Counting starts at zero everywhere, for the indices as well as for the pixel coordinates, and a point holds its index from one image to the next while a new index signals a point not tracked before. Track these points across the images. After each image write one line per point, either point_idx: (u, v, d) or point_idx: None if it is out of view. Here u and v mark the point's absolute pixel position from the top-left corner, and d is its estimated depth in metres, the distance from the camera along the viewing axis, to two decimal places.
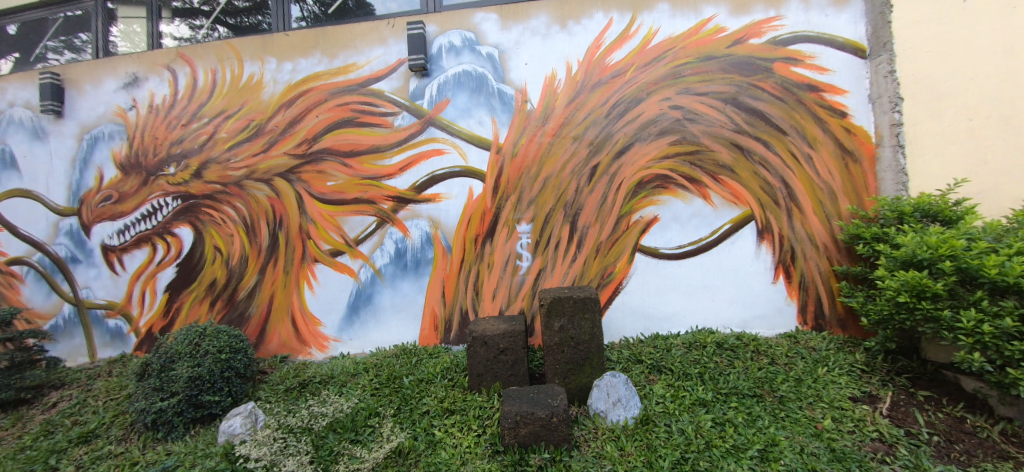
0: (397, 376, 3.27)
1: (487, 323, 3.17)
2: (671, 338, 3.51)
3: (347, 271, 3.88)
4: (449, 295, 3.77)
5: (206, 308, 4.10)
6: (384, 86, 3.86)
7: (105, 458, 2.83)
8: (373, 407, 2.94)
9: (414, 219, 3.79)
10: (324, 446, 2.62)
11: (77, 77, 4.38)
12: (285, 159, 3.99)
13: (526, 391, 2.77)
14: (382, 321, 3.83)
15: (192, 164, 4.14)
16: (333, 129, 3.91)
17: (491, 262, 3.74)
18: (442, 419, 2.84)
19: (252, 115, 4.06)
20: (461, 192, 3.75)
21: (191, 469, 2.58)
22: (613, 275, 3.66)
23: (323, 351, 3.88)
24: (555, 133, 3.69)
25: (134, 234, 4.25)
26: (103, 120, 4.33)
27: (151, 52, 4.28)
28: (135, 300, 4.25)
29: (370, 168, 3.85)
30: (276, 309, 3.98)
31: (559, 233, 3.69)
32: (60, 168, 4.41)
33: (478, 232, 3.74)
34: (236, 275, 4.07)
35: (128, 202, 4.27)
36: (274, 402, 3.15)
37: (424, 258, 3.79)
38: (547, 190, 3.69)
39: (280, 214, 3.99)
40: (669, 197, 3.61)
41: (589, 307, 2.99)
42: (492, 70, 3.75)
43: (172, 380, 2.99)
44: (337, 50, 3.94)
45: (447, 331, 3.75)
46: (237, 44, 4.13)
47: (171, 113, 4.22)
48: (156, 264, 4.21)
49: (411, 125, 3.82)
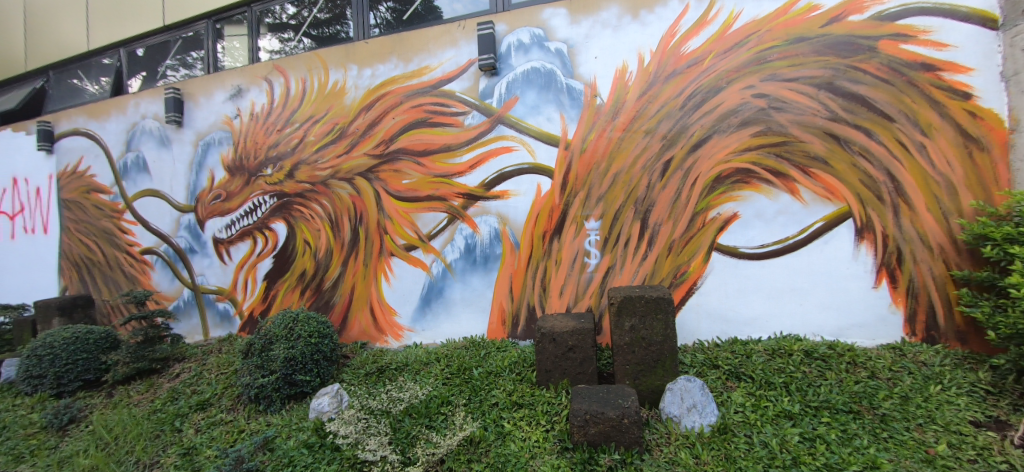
0: (467, 367, 3.37)
1: (555, 320, 3.16)
2: (750, 344, 3.27)
3: (420, 264, 4.06)
4: (516, 290, 3.82)
5: (296, 296, 4.52)
6: (456, 87, 3.98)
7: (218, 424, 3.22)
8: (445, 396, 3.06)
9: (483, 215, 3.88)
10: (401, 429, 2.78)
11: (193, 91, 5.00)
12: (365, 159, 4.26)
13: (595, 391, 2.72)
14: (452, 314, 3.97)
15: (286, 165, 4.57)
16: (408, 130, 4.11)
17: (559, 259, 3.72)
18: (510, 412, 2.88)
19: (336, 119, 4.39)
20: (530, 189, 3.77)
21: (287, 440, 2.87)
22: (687, 275, 3.49)
23: (398, 340, 4.11)
24: (626, 127, 3.59)
25: (239, 229, 4.78)
26: (214, 127, 4.91)
27: (253, 66, 4.77)
28: (239, 287, 4.79)
29: (442, 166, 4.00)
30: (356, 299, 4.28)
31: (630, 230, 3.58)
32: (181, 171, 5.07)
33: (546, 229, 3.74)
34: (322, 266, 4.43)
35: (233, 200, 4.81)
36: (355, 385, 3.39)
37: (493, 253, 3.87)
38: (617, 186, 3.61)
39: (360, 211, 4.28)
40: (750, 193, 3.36)
41: (662, 307, 2.87)
42: (561, 65, 3.73)
43: (271, 359, 3.33)
44: (412, 54, 4.13)
45: (514, 325, 3.80)
46: (323, 54, 4.48)
47: (269, 120, 4.67)
48: (256, 255, 4.71)
49: (480, 124, 3.91)
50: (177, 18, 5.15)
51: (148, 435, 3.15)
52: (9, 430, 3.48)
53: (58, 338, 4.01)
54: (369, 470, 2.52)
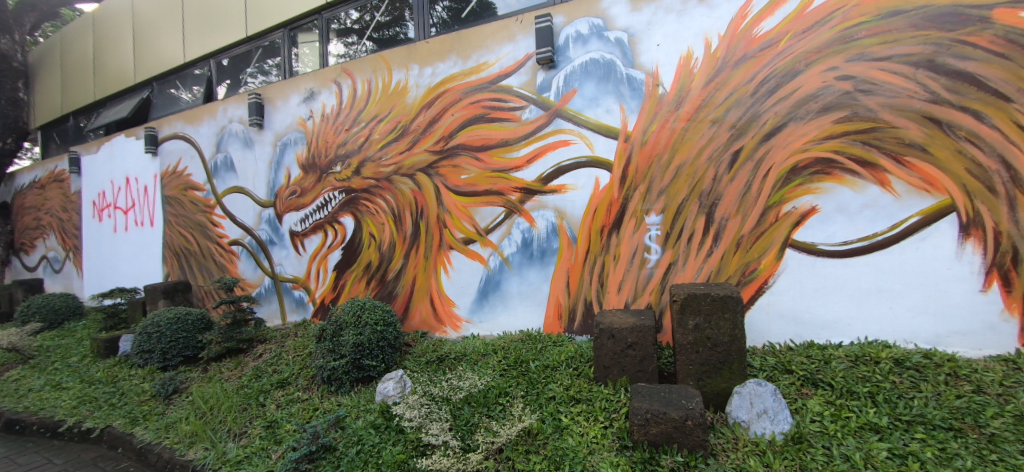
0: (523, 360, 3.40)
1: (614, 316, 3.10)
2: (829, 348, 3.01)
3: (478, 258, 4.15)
4: (573, 285, 3.79)
5: (362, 286, 4.79)
6: (513, 82, 4.00)
7: (296, 401, 3.50)
8: (503, 387, 3.11)
9: (540, 209, 3.88)
10: (461, 416, 2.86)
11: (272, 95, 5.43)
12: (425, 156, 4.42)
13: (657, 390, 2.64)
14: (509, 307, 4.02)
15: (353, 163, 4.85)
16: (467, 126, 4.20)
17: (618, 254, 3.65)
18: (568, 406, 2.87)
19: (398, 118, 4.58)
20: (588, 183, 3.72)
21: (356, 420, 3.07)
22: (757, 273, 3.28)
23: (457, 330, 4.23)
24: (690, 117, 3.42)
25: (312, 222, 5.15)
26: (290, 129, 5.30)
27: (324, 69, 5.09)
28: (312, 276, 5.16)
29: (500, 161, 4.04)
30: (417, 290, 4.46)
31: (693, 224, 3.43)
32: (262, 169, 5.53)
33: (604, 224, 3.68)
34: (386, 258, 4.66)
35: (307, 196, 5.18)
36: (418, 372, 3.54)
37: (550, 248, 3.86)
38: (680, 179, 3.46)
39: (421, 205, 4.45)
40: (832, 185, 3.08)
41: (730, 306, 2.72)
42: (621, 55, 3.63)
43: (341, 344, 3.56)
44: (471, 51, 4.21)
45: (571, 320, 3.78)
46: (387, 56, 4.68)
47: (337, 120, 4.97)
48: (327, 247, 5.04)
49: (538, 118, 3.90)
50: (256, 29, 5.59)
51: (238, 407, 3.49)
52: (126, 396, 4.01)
53: (163, 318, 4.54)
54: (432, 453, 2.61)
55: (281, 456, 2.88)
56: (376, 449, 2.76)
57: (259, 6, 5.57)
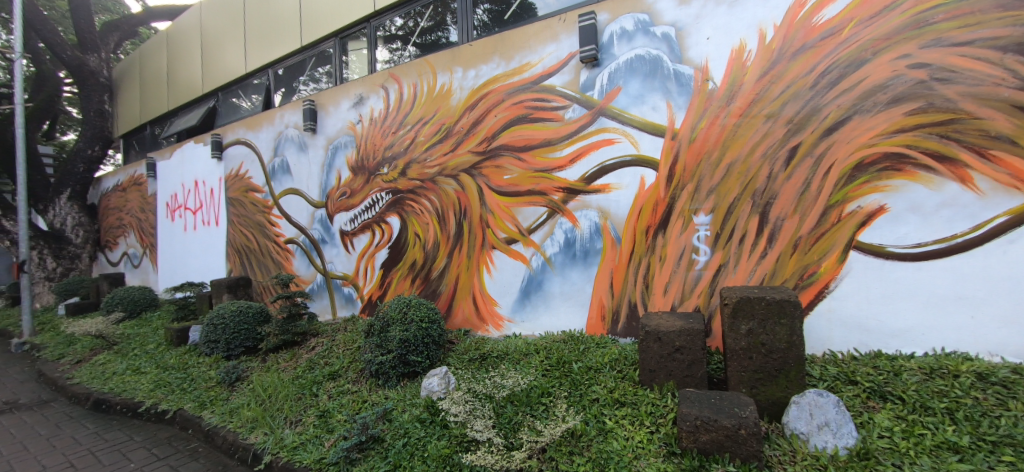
0: (566, 361, 3.38)
1: (661, 319, 3.02)
2: (899, 360, 2.78)
3: (520, 258, 4.17)
4: (617, 286, 3.73)
5: (408, 284, 4.95)
6: (556, 81, 3.99)
7: (346, 393, 3.67)
8: (546, 387, 3.10)
9: (583, 209, 3.85)
10: (505, 414, 2.88)
11: (324, 101, 5.72)
12: (468, 157, 4.49)
13: (706, 396, 2.54)
14: (552, 307, 4.01)
15: (399, 164, 5.01)
16: (510, 127, 4.23)
17: (664, 255, 3.55)
18: (612, 409, 2.81)
19: (443, 120, 4.69)
20: (633, 182, 3.65)
21: (403, 413, 3.16)
22: (817, 276, 3.08)
23: (499, 329, 4.28)
24: (743, 112, 3.28)
25: (360, 222, 5.37)
26: (340, 133, 5.56)
27: (372, 75, 5.30)
28: (361, 274, 5.38)
29: (542, 161, 4.04)
30: (460, 289, 4.56)
31: (746, 224, 3.28)
32: (315, 172, 5.83)
33: (649, 224, 3.59)
34: (430, 257, 4.79)
35: (356, 197, 5.41)
36: (461, 369, 3.61)
37: (593, 248, 3.82)
38: (731, 177, 3.32)
39: (464, 205, 4.53)
40: (904, 182, 2.84)
41: (787, 311, 2.58)
42: (669, 51, 3.54)
43: (388, 339, 3.68)
44: (514, 52, 4.24)
45: (614, 322, 3.72)
46: (432, 60, 4.80)
47: (384, 123, 5.15)
48: (375, 245, 5.25)
49: (581, 117, 3.87)
50: (309, 39, 5.91)
51: (294, 396, 3.70)
52: (196, 382, 4.35)
53: (227, 311, 4.89)
54: (477, 449, 2.65)
55: (333, 444, 3.02)
56: (422, 442, 2.83)
57: (312, 17, 5.88)
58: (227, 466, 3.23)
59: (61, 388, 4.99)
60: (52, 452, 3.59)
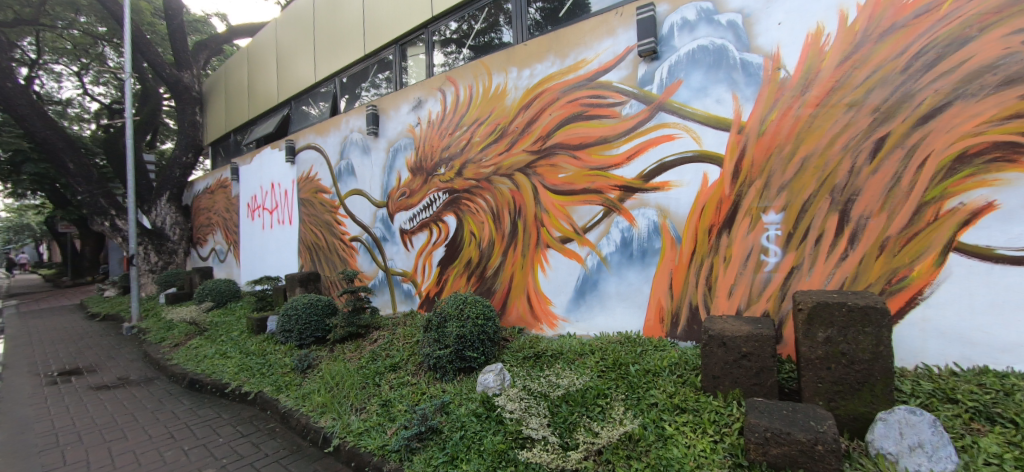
0: (623, 363, 3.31)
1: (725, 322, 2.86)
2: (1012, 378, 2.43)
3: (576, 257, 4.13)
4: (677, 288, 3.59)
5: (464, 282, 5.09)
6: (613, 77, 3.91)
7: (406, 385, 3.84)
8: (602, 388, 3.05)
9: (641, 208, 3.74)
10: (560, 414, 2.87)
11: (386, 106, 6.00)
12: (523, 156, 4.53)
13: (777, 407, 2.38)
14: (607, 308, 3.95)
15: (456, 165, 5.16)
16: (565, 125, 4.20)
17: (729, 255, 3.37)
18: (672, 415, 2.69)
19: (498, 120, 4.76)
20: (695, 179, 3.50)
21: (459, 407, 3.26)
22: (908, 281, 2.77)
23: (553, 329, 4.28)
24: (821, 101, 3.02)
25: (419, 221, 5.60)
26: (400, 135, 5.81)
27: (430, 79, 5.49)
28: (419, 271, 5.61)
29: (598, 159, 3.98)
30: (515, 287, 4.61)
31: (823, 223, 3.02)
32: (377, 173, 6.15)
33: (712, 223, 3.42)
34: (486, 255, 4.90)
35: (415, 197, 5.63)
36: (516, 367, 3.65)
37: (651, 248, 3.70)
38: (806, 172, 3.08)
39: (519, 204, 4.57)
40: (1018, 175, 2.48)
41: (873, 319, 2.35)
42: (735, 39, 3.35)
43: (445, 335, 3.81)
44: (569, 50, 4.21)
45: (674, 325, 3.58)
46: (487, 61, 4.89)
47: (441, 125, 5.32)
48: (433, 243, 5.46)
49: (639, 112, 3.76)
50: (371, 47, 6.23)
51: (358, 385, 3.93)
52: (273, 368, 4.75)
53: (299, 303, 5.29)
54: (532, 447, 2.66)
55: (395, 433, 3.18)
56: (478, 436, 2.90)
57: (374, 26, 6.19)
58: (301, 447, 3.49)
59: (163, 368, 5.66)
60: (157, 424, 4.09)
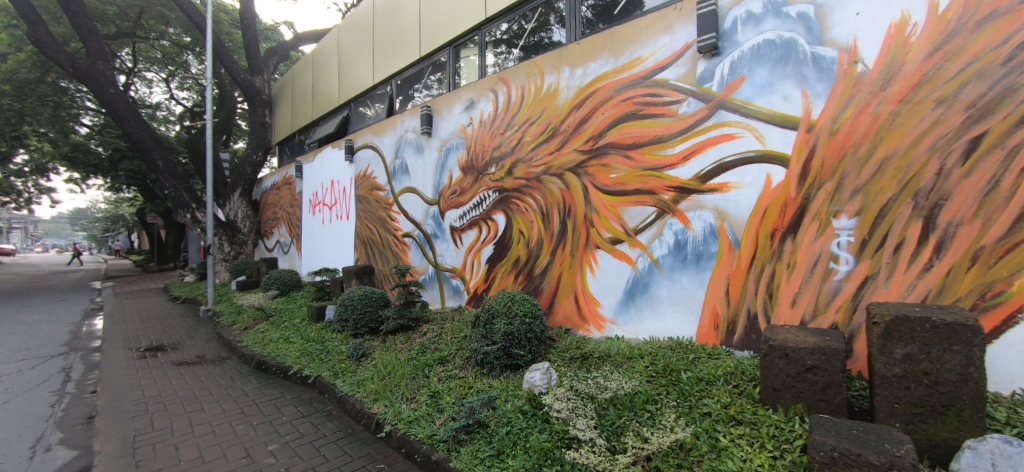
0: (674, 369, 3.21)
1: (788, 333, 2.71)
2: None
3: (626, 259, 4.06)
4: (734, 294, 3.43)
5: (511, 280, 5.15)
6: (670, 74, 3.80)
7: (454, 377, 3.96)
8: (652, 394, 2.98)
9: (697, 209, 3.61)
10: (607, 416, 2.83)
11: (439, 106, 6.18)
12: (575, 155, 4.50)
13: (845, 426, 2.21)
14: (658, 312, 3.85)
15: (506, 164, 5.22)
16: (618, 125, 4.12)
17: (793, 262, 3.17)
18: (727, 426, 2.57)
19: (549, 120, 4.77)
20: (757, 181, 3.32)
21: (506, 403, 3.31)
22: (1005, 297, 2.48)
23: (601, 330, 4.23)
24: (904, 97, 2.76)
25: (469, 219, 5.73)
26: (452, 135, 5.97)
27: (482, 80, 5.59)
28: (468, 268, 5.75)
29: (652, 159, 3.88)
30: (563, 287, 4.60)
31: (903, 230, 2.77)
32: (429, 172, 6.35)
33: (776, 227, 3.24)
34: (534, 254, 4.93)
35: (465, 195, 5.77)
36: (563, 367, 3.65)
37: (707, 252, 3.56)
38: (885, 175, 2.83)
39: (569, 204, 4.55)
40: None
41: (962, 336, 2.13)
42: (805, 32, 3.15)
43: (493, 331, 3.88)
44: (624, 48, 4.14)
45: (730, 333, 3.43)
46: (540, 61, 4.91)
47: (493, 125, 5.40)
48: (481, 241, 5.57)
49: (697, 111, 3.63)
50: (426, 50, 6.44)
51: (409, 376, 4.10)
52: (330, 354, 5.05)
53: (355, 294, 5.59)
54: (579, 447, 2.64)
55: (443, 423, 3.28)
56: (524, 433, 2.93)
57: (429, 29, 6.38)
58: (355, 430, 3.69)
59: (234, 348, 6.18)
60: (229, 400, 4.48)
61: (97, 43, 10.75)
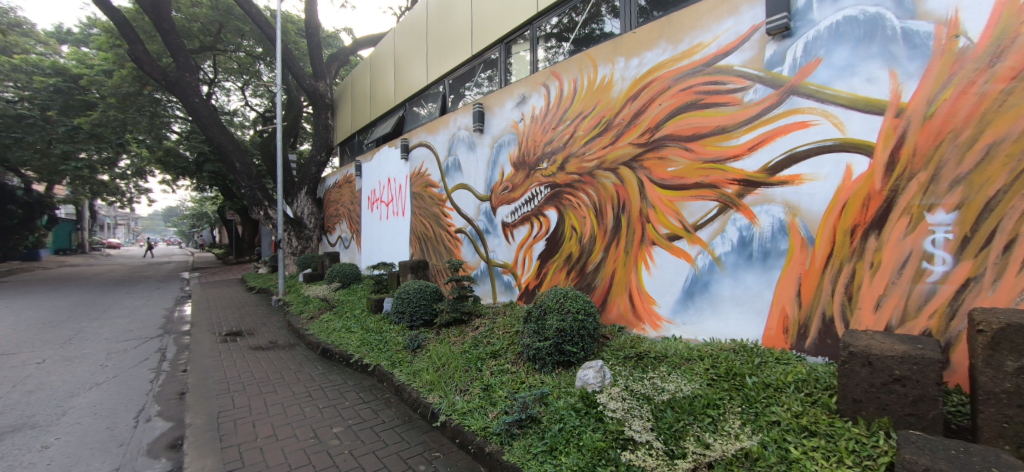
0: (738, 373, 3.03)
1: (871, 339, 2.46)
2: None
3: (685, 256, 3.89)
4: (806, 295, 3.17)
5: (563, 276, 5.11)
6: (735, 60, 3.57)
7: (506, 372, 4.01)
8: (713, 398, 2.84)
9: (765, 204, 3.38)
10: (665, 419, 2.73)
11: (491, 103, 6.24)
12: (629, 149, 4.36)
13: (941, 445, 1.98)
14: (720, 312, 3.65)
15: (558, 159, 5.17)
16: (676, 115, 3.94)
17: (877, 261, 2.87)
18: (799, 437, 2.39)
19: (603, 113, 4.66)
20: (835, 172, 3.04)
21: (559, 399, 3.30)
22: None
23: (657, 330, 4.09)
24: (1019, 74, 2.40)
25: (520, 214, 5.75)
26: (504, 131, 6.01)
27: (534, 75, 5.57)
28: (520, 263, 5.78)
29: (714, 150, 3.67)
30: (616, 284, 4.50)
31: (1015, 227, 2.42)
32: (482, 168, 6.44)
33: (857, 222, 2.95)
34: (587, 250, 4.85)
35: (517, 191, 5.79)
36: (617, 366, 3.58)
37: (776, 249, 3.32)
38: (993, 163, 2.49)
39: (623, 199, 4.43)
40: None
41: None
42: (895, 5, 2.83)
43: (545, 327, 3.87)
44: (683, 34, 3.95)
45: (801, 337, 3.17)
46: (593, 53, 4.82)
47: (545, 120, 5.37)
48: (533, 237, 5.57)
49: (765, 98, 3.39)
50: (477, 48, 6.52)
51: (463, 368, 4.21)
52: (388, 344, 5.29)
53: (411, 288, 5.81)
54: (635, 449, 2.57)
55: (496, 417, 3.33)
56: (577, 431, 2.90)
57: (480, 26, 6.45)
58: (412, 418, 3.84)
59: (302, 336, 6.66)
60: (299, 383, 4.83)
61: (185, 57, 11.92)
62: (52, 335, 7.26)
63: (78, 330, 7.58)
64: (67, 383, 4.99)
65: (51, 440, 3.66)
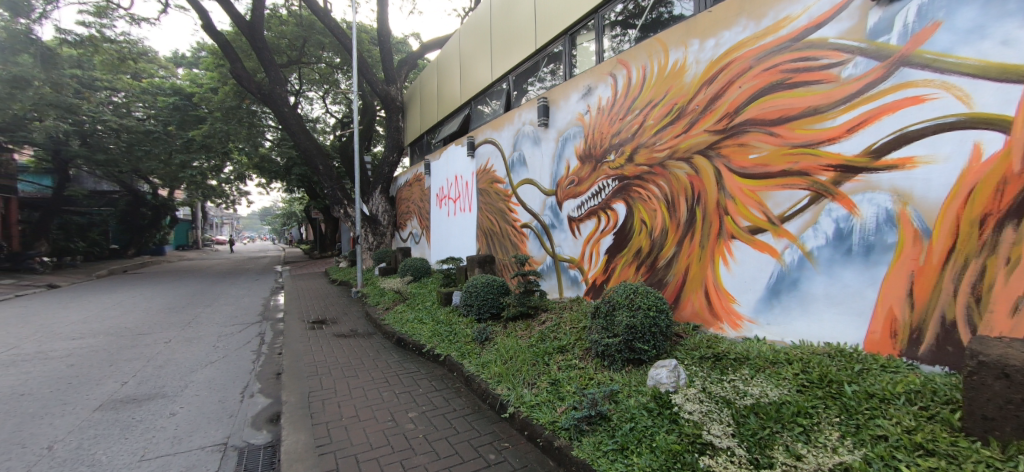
0: (833, 380, 2.75)
1: (1010, 348, 2.10)
2: None
3: (769, 250, 3.60)
4: (920, 295, 2.77)
5: (633, 271, 4.95)
6: (829, 32, 3.20)
7: (574, 367, 3.99)
8: (804, 406, 2.59)
9: (868, 192, 3.00)
10: (748, 425, 2.55)
11: (556, 97, 6.20)
12: (705, 136, 4.10)
13: None
14: (812, 312, 3.33)
15: (627, 150, 5.01)
16: (758, 98, 3.64)
17: (1016, 256, 2.41)
18: (911, 455, 2.10)
19: (675, 100, 4.44)
20: (959, 152, 2.61)
21: (629, 398, 3.21)
22: None
23: (737, 330, 3.84)
24: None
25: (587, 208, 5.67)
26: (570, 124, 5.93)
27: (600, 65, 5.43)
28: (586, 258, 5.70)
29: (804, 134, 3.33)
30: (690, 280, 4.28)
31: None
32: (547, 163, 6.43)
33: (988, 210, 2.51)
34: (658, 245, 4.66)
35: (583, 184, 5.70)
36: (692, 366, 3.41)
37: (882, 243, 2.94)
38: None
39: (698, 190, 4.19)
40: None
41: None
42: None
43: (614, 323, 3.79)
44: (767, 9, 3.63)
45: (913, 343, 2.79)
46: (664, 38, 4.60)
47: (612, 110, 5.22)
48: (600, 231, 5.46)
49: (868, 72, 3.00)
50: (541, 42, 6.49)
51: (530, 362, 4.26)
52: (458, 336, 5.49)
53: (478, 282, 5.99)
54: (714, 455, 2.43)
55: (564, 411, 3.33)
56: (649, 432, 2.81)
57: (544, 19, 6.39)
58: (481, 408, 3.96)
59: (379, 326, 7.15)
60: (377, 370, 5.20)
61: (275, 71, 13.19)
62: (176, 318, 8.47)
63: (196, 315, 8.78)
64: (188, 360, 5.80)
65: (177, 408, 4.29)
